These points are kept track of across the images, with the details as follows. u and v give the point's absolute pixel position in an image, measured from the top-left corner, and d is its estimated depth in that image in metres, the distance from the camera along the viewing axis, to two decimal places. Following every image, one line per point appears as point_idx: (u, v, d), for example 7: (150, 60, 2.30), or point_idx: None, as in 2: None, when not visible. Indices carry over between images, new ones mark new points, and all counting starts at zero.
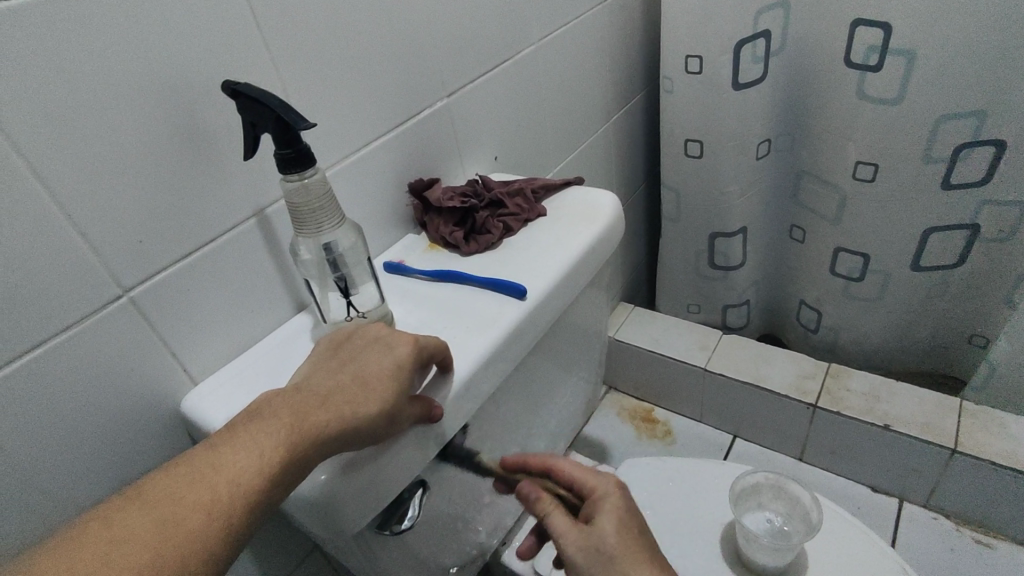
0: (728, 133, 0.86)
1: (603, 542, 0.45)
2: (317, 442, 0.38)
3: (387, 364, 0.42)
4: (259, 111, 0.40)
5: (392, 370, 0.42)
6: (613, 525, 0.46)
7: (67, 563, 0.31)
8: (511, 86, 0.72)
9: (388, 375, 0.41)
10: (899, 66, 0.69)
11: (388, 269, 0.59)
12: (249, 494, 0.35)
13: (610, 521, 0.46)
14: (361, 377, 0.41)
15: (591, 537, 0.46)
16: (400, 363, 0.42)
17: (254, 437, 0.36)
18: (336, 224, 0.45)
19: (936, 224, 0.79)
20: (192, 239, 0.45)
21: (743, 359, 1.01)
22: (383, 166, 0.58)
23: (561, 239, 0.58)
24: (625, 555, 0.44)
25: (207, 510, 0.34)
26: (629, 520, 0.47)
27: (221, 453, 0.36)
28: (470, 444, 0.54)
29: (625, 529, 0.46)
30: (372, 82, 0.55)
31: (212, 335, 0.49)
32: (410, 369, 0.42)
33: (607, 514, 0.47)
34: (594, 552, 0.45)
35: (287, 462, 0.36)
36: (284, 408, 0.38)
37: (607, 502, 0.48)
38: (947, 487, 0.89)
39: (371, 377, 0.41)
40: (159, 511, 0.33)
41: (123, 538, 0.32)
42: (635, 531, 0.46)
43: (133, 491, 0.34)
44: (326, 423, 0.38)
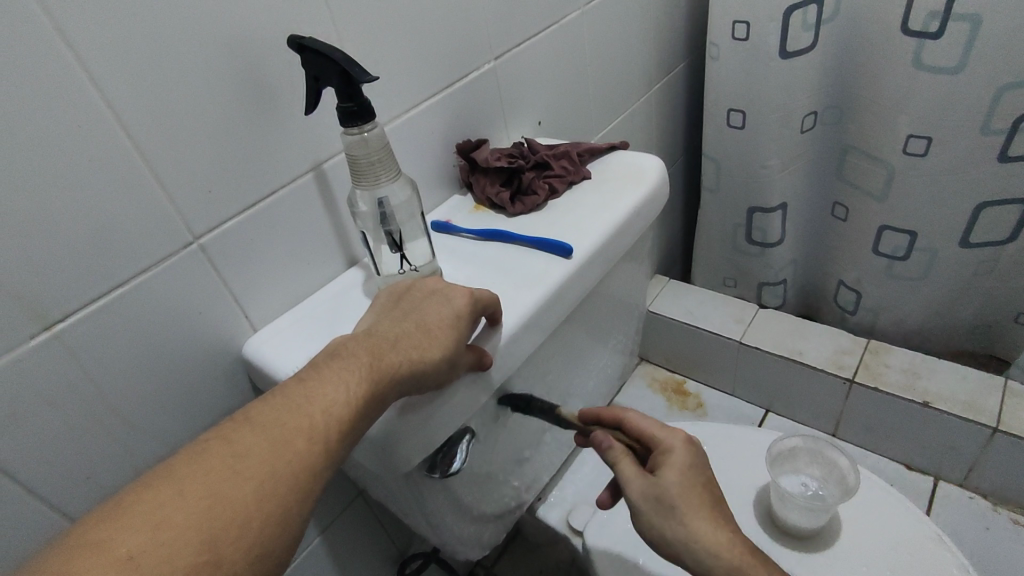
0: (773, 103, 0.84)
1: (668, 495, 0.47)
2: (392, 381, 0.40)
3: (447, 313, 0.44)
4: (323, 65, 0.41)
5: (453, 318, 0.44)
6: (678, 480, 0.48)
7: (195, 474, 0.34)
8: (555, 51, 0.71)
9: (450, 323, 0.43)
10: (961, 33, 0.67)
11: (435, 228, 0.60)
12: (340, 424, 0.38)
13: (677, 476, 0.48)
14: (424, 324, 0.43)
15: (657, 488, 0.48)
16: (461, 311, 0.44)
17: (338, 374, 0.39)
18: (392, 177, 0.46)
19: (991, 198, 0.77)
20: (256, 191, 0.48)
21: (780, 333, 1.00)
22: (431, 128, 0.59)
23: (605, 201, 0.59)
24: (688, 507, 0.47)
25: (306, 436, 0.37)
26: (692, 474, 0.48)
27: (311, 388, 0.38)
28: (515, 396, 0.56)
29: (688, 485, 0.48)
30: (423, 44, 0.55)
31: (273, 286, 0.52)
32: (469, 318, 0.44)
33: (671, 471, 0.48)
34: (661, 501, 0.47)
35: (369, 398, 0.39)
36: (361, 349, 0.41)
37: (670, 457, 0.49)
38: (986, 467, 0.88)
39: (434, 325, 0.43)
40: (267, 435, 0.36)
41: (239, 457, 0.35)
42: (696, 486, 0.48)
43: (239, 418, 0.37)
44: (398, 364, 0.40)
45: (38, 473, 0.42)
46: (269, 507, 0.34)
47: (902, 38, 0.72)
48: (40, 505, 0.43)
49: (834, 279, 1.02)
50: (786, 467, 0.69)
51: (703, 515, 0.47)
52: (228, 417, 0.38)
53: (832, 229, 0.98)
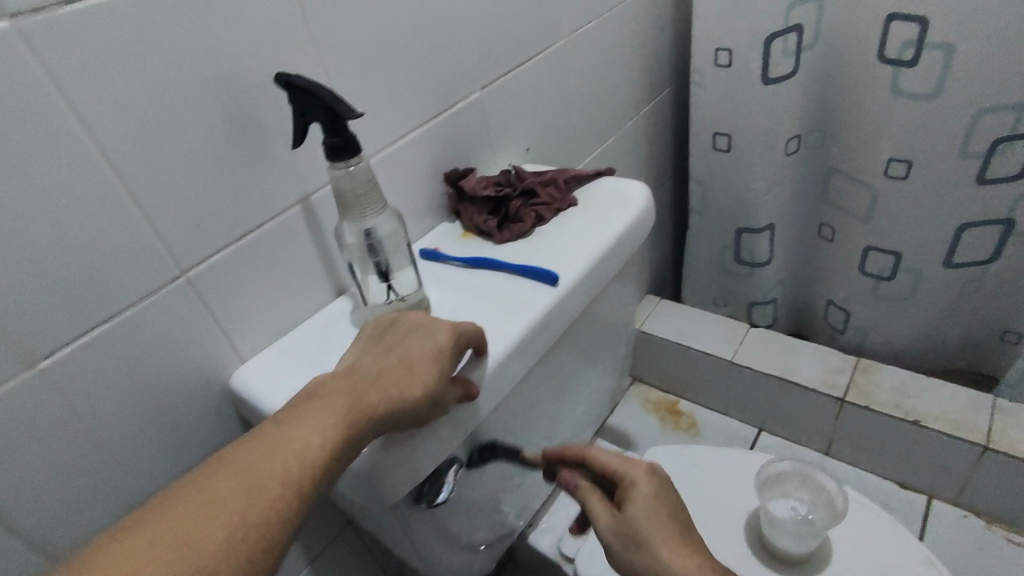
0: (757, 127, 0.85)
1: (635, 527, 0.48)
2: (370, 422, 0.40)
3: (428, 350, 0.44)
4: (309, 101, 0.42)
5: (435, 355, 0.44)
6: (643, 511, 0.49)
7: (170, 520, 0.34)
8: (541, 80, 0.73)
9: (431, 360, 0.43)
10: (935, 61, 0.68)
11: (423, 256, 0.61)
12: (316, 466, 0.38)
13: (639, 509, 0.49)
14: (405, 363, 0.43)
15: (623, 523, 0.49)
16: (443, 348, 0.44)
17: (316, 414, 0.39)
18: (378, 210, 0.47)
19: (971, 219, 0.78)
20: (243, 224, 0.48)
21: (770, 352, 1.01)
22: (419, 157, 0.60)
23: (592, 228, 0.59)
24: (654, 537, 0.47)
25: (280, 480, 0.37)
26: (656, 505, 0.49)
27: (289, 429, 0.39)
28: (504, 423, 0.56)
29: (651, 516, 0.48)
30: (410, 78, 0.56)
31: (260, 317, 0.52)
32: (451, 354, 0.44)
33: (637, 503, 0.49)
34: (627, 537, 0.48)
35: (346, 439, 0.39)
36: (341, 388, 0.41)
37: (633, 490, 0.50)
38: (979, 485, 0.88)
39: (414, 363, 0.43)
40: (242, 479, 0.36)
41: (215, 500, 0.35)
42: (662, 514, 0.49)
43: (217, 461, 0.37)
44: (376, 405, 0.41)
45: (21, 510, 0.41)
46: (241, 553, 0.34)
47: (879, 65, 0.73)
48: (22, 545, 0.42)
49: (823, 299, 1.03)
50: (775, 493, 0.69)
51: (671, 544, 0.47)
52: (207, 458, 0.38)
53: (818, 249, 0.99)
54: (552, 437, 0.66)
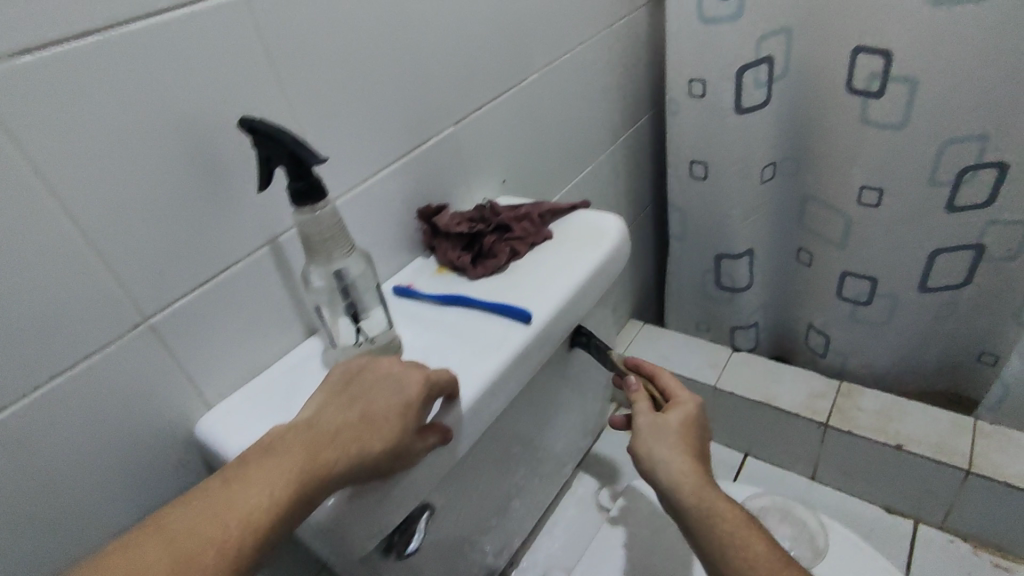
0: (731, 155, 0.86)
1: (669, 428, 0.54)
2: (324, 480, 0.39)
3: (394, 404, 0.43)
4: (272, 146, 0.42)
5: (400, 410, 0.43)
6: (681, 423, 0.55)
7: None
8: (516, 113, 0.73)
9: (395, 416, 0.42)
10: (901, 92, 0.70)
11: (397, 293, 0.60)
12: (259, 531, 0.37)
13: (679, 420, 0.54)
14: (368, 417, 0.42)
15: (660, 420, 0.55)
16: (409, 402, 0.43)
17: (267, 474, 0.38)
18: (346, 252, 0.47)
19: (943, 245, 0.79)
20: (209, 267, 0.47)
21: (753, 377, 1.00)
22: (392, 194, 0.60)
23: (566, 263, 0.59)
24: (678, 445, 0.53)
25: (218, 546, 0.36)
26: (693, 428, 0.55)
27: (237, 489, 0.38)
28: (479, 463, 0.55)
29: (685, 431, 0.54)
30: (381, 116, 0.56)
31: (228, 362, 0.50)
32: (417, 408, 0.43)
33: (678, 415, 0.55)
34: (658, 429, 0.54)
35: (294, 501, 0.38)
36: (297, 444, 0.40)
37: (681, 407, 0.56)
38: (964, 508, 0.88)
39: (378, 418, 0.42)
40: (180, 543, 0.35)
41: (147, 567, 0.34)
42: (693, 438, 0.54)
43: (158, 520, 0.36)
44: (333, 463, 0.40)
45: None
46: None
47: (847, 96, 0.75)
48: None
49: (804, 323, 1.04)
50: None
51: (689, 457, 0.52)
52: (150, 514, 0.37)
53: (797, 274, 1.00)
54: (531, 474, 0.65)
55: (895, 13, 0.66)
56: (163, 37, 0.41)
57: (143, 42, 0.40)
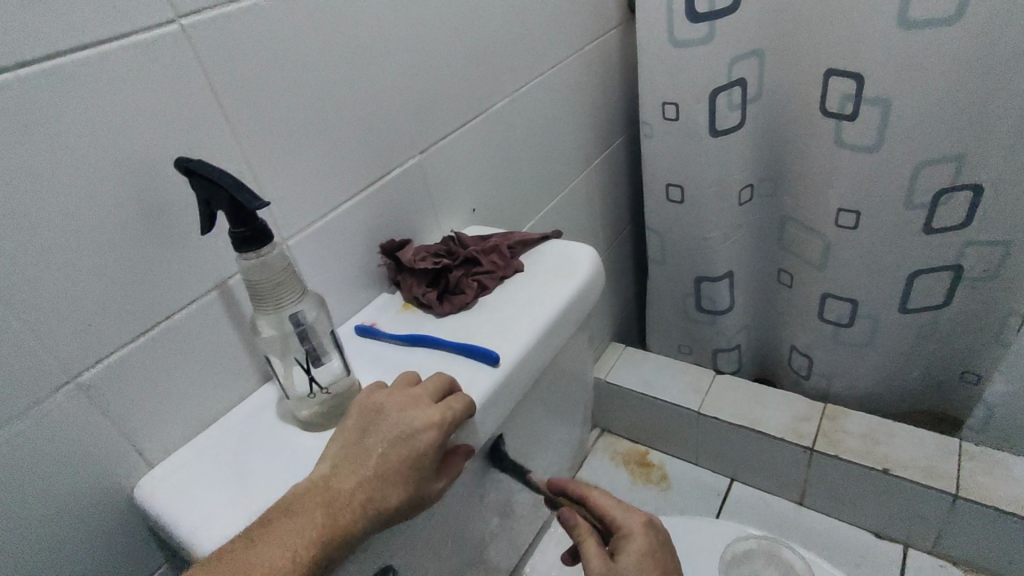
0: (708, 178, 0.85)
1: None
2: (345, 539, 0.38)
3: (408, 452, 0.41)
4: (211, 189, 0.39)
5: (415, 459, 0.41)
6: (637, 558, 0.49)
7: None
8: (485, 140, 0.71)
9: (414, 468, 0.41)
10: (875, 114, 0.69)
11: (359, 333, 0.57)
12: None
13: (631, 559, 0.49)
14: (383, 469, 0.40)
15: (612, 570, 0.49)
16: (424, 449, 0.41)
17: (286, 542, 0.36)
18: (297, 298, 0.44)
19: (922, 266, 0.78)
20: (145, 319, 0.43)
21: (737, 401, 0.98)
22: (352, 229, 0.57)
23: (537, 297, 0.57)
24: None
25: None
26: (649, 560, 0.49)
27: (256, 558, 0.36)
28: (452, 514, 0.52)
29: (642, 571, 0.48)
30: (339, 149, 0.54)
31: (173, 415, 0.47)
32: (432, 452, 0.41)
33: (631, 550, 0.50)
34: None
35: (316, 565, 0.37)
36: (316, 507, 0.38)
37: (629, 540, 0.51)
38: (953, 533, 0.86)
39: (392, 469, 0.40)
40: None
41: None
42: (654, 566, 0.49)
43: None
44: (354, 524, 0.38)
45: None
46: None
47: (822, 118, 0.74)
48: None
49: (786, 344, 1.02)
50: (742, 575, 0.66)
51: None
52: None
53: (778, 295, 0.98)
54: (506, 519, 0.62)
55: (866, 36, 0.65)
56: (89, 74, 0.37)
57: (65, 80, 0.36)
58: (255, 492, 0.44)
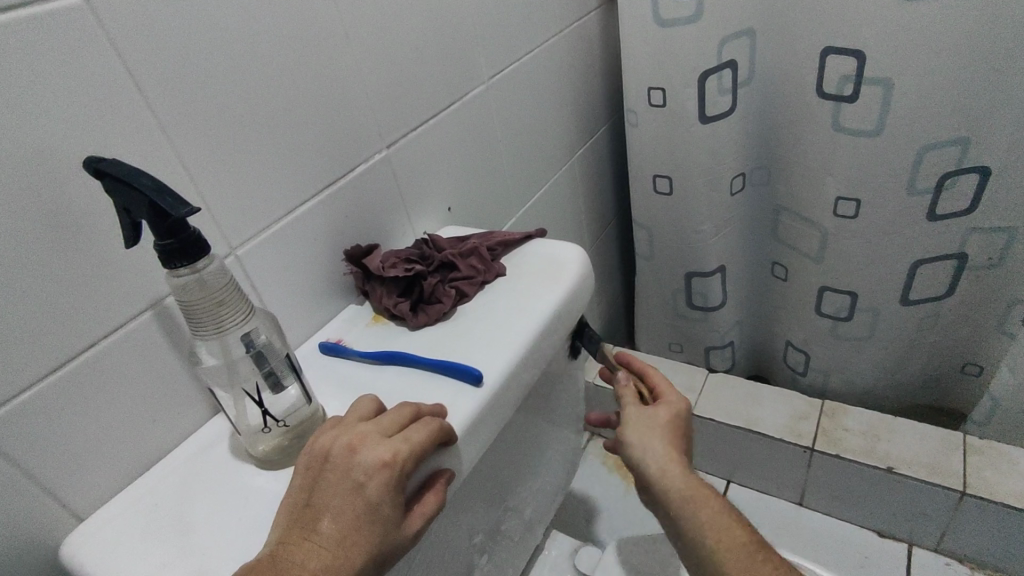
0: (698, 168, 0.80)
1: (653, 424, 0.51)
2: None
3: (363, 501, 0.34)
4: (129, 195, 0.32)
5: (374, 505, 0.34)
6: (668, 420, 0.52)
7: None
8: (460, 132, 0.65)
9: (375, 516, 0.34)
10: (876, 95, 0.64)
11: (324, 351, 0.51)
12: None
13: (666, 417, 0.52)
14: (337, 528, 0.34)
15: (645, 416, 0.52)
16: (381, 493, 0.35)
17: None
18: (241, 317, 0.38)
19: (924, 255, 0.74)
20: (59, 350, 0.37)
21: (731, 400, 0.94)
22: (313, 234, 0.51)
23: (522, 304, 0.51)
24: (658, 440, 0.50)
25: None
26: (681, 429, 0.52)
27: None
28: (436, 552, 0.46)
29: (669, 430, 0.51)
30: (293, 144, 0.47)
31: (103, 457, 0.40)
32: (393, 495, 0.35)
33: (667, 412, 0.52)
34: (642, 424, 0.52)
35: None
36: None
37: (672, 406, 0.53)
38: (960, 531, 0.82)
39: (349, 525, 0.34)
40: None
41: None
42: (675, 435, 0.52)
43: None
44: None
45: None
46: None
47: (819, 100, 0.69)
48: None
49: (781, 339, 0.98)
50: None
51: (668, 456, 0.50)
52: None
53: (771, 288, 0.94)
54: (497, 546, 0.56)
55: (865, 10, 0.61)
56: None
57: None
58: (200, 547, 0.37)
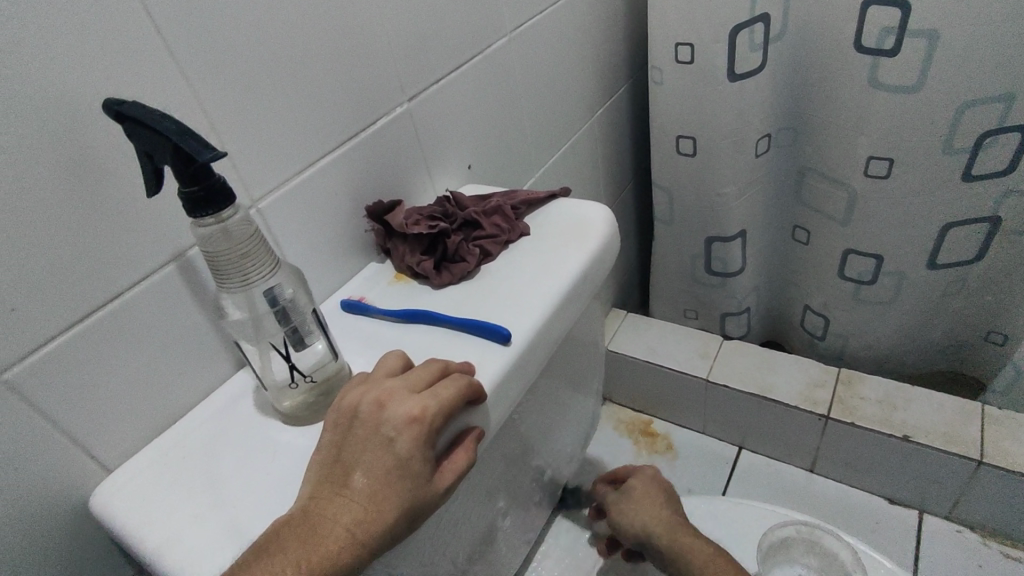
0: (724, 129, 0.77)
1: (631, 501, 0.63)
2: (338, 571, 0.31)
3: (394, 456, 0.34)
4: (152, 139, 0.31)
5: (404, 461, 0.34)
6: (641, 490, 0.64)
7: None
8: (482, 86, 0.63)
9: (406, 472, 0.34)
10: (919, 49, 0.61)
11: (346, 309, 0.50)
12: None
13: (639, 490, 0.64)
14: (369, 482, 0.33)
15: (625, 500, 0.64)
16: (412, 448, 0.34)
17: None
18: (267, 270, 0.37)
19: (954, 219, 0.72)
20: (83, 301, 0.36)
21: (747, 367, 0.93)
22: (334, 189, 0.49)
23: (547, 263, 0.50)
24: (641, 510, 0.62)
25: None
26: (654, 490, 0.64)
27: None
28: (461, 511, 0.46)
29: (645, 496, 0.63)
30: (314, 92, 0.46)
31: (129, 410, 0.40)
32: (424, 449, 0.34)
33: (638, 484, 0.65)
34: (624, 506, 0.64)
35: None
36: (296, 538, 0.31)
37: (641, 480, 0.65)
38: (973, 499, 0.83)
39: (379, 479, 0.33)
40: None
41: None
42: (653, 498, 0.63)
43: None
44: (345, 551, 0.31)
45: None
46: None
47: (856, 56, 0.66)
48: None
49: (799, 306, 0.97)
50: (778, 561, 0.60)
51: (654, 516, 0.61)
52: None
53: (793, 254, 0.93)
54: (518, 505, 0.56)
55: None
56: None
57: None
58: (230, 501, 0.37)
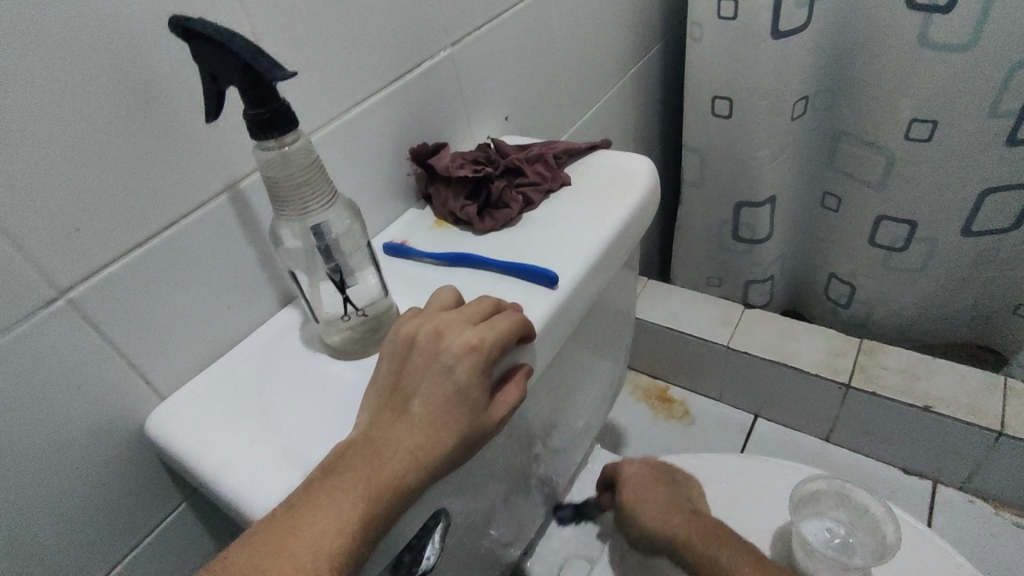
0: (762, 89, 0.76)
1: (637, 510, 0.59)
2: (400, 491, 0.32)
3: (453, 383, 0.34)
4: (220, 57, 0.31)
5: (462, 389, 0.34)
6: (641, 497, 0.60)
7: None
8: (522, 34, 0.62)
9: (464, 400, 0.34)
10: (975, 4, 0.60)
11: (388, 252, 0.50)
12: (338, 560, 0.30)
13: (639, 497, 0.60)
14: (428, 408, 0.34)
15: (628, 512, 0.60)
16: (470, 376, 0.34)
17: (334, 497, 0.31)
18: (324, 201, 0.37)
19: (994, 185, 0.71)
20: (142, 226, 0.36)
21: (770, 334, 0.93)
22: (378, 130, 0.49)
23: (590, 211, 0.49)
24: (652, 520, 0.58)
25: None
26: (655, 491, 0.60)
27: (302, 517, 0.30)
28: (501, 453, 0.46)
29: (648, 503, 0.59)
30: (363, 27, 0.45)
31: (183, 340, 0.40)
32: (481, 379, 0.35)
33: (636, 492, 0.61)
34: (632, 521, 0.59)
35: (371, 522, 0.31)
36: (360, 457, 0.32)
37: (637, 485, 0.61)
38: (990, 470, 0.83)
39: (438, 405, 0.34)
40: None
41: None
42: (662, 504, 0.59)
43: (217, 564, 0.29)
44: (407, 472, 0.32)
45: None
46: None
47: (906, 13, 0.65)
48: None
49: (825, 274, 0.96)
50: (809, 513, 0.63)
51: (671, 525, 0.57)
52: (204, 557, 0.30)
53: (821, 222, 0.92)
54: (550, 454, 0.57)
55: None
56: None
57: None
58: (283, 428, 0.38)
